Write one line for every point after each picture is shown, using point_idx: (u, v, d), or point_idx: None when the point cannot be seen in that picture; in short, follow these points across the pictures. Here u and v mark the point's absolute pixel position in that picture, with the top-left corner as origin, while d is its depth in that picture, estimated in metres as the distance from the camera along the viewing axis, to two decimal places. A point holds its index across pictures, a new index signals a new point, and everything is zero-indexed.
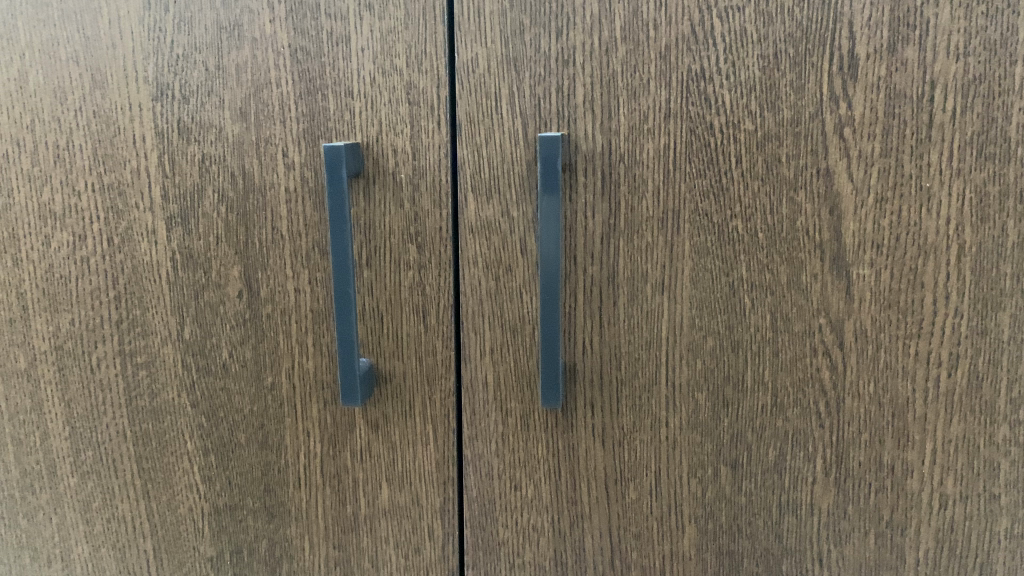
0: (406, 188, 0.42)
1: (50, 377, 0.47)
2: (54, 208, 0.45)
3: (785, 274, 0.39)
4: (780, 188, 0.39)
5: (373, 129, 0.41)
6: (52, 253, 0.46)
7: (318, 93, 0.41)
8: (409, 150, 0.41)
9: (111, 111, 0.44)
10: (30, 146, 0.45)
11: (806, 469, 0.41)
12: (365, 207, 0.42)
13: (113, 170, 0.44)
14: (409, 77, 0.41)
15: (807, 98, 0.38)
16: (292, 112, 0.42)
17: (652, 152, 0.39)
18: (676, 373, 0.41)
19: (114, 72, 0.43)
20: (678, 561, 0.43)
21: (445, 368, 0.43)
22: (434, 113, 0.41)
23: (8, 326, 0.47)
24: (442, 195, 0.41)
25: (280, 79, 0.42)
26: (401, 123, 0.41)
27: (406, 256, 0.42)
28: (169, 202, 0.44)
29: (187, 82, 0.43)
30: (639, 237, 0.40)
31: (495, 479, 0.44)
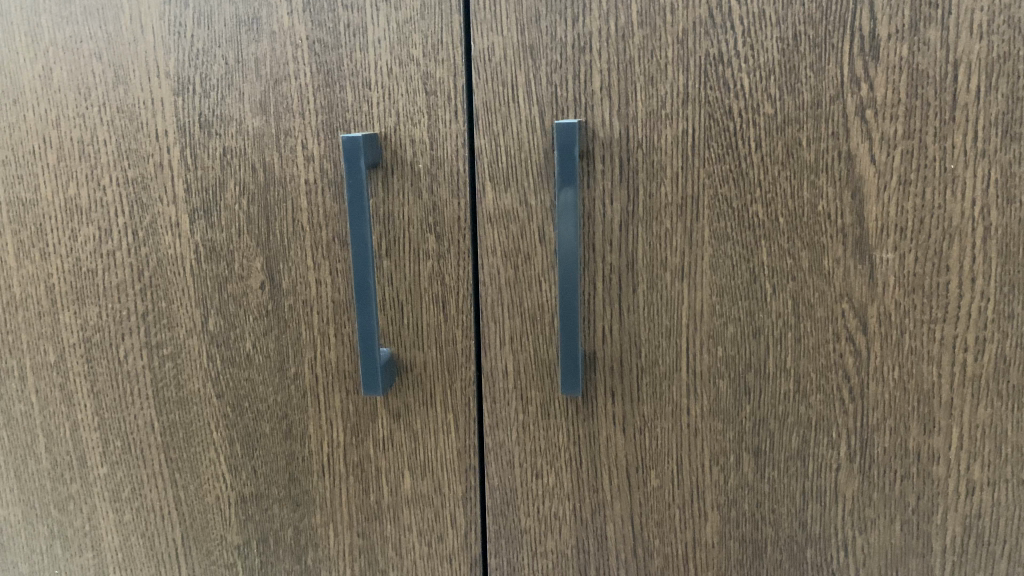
0: (424, 178, 0.42)
1: (79, 369, 0.48)
2: (80, 204, 0.46)
3: (806, 259, 0.39)
4: (801, 172, 0.38)
5: (391, 120, 0.42)
6: (79, 247, 0.47)
7: (336, 85, 0.42)
8: (427, 140, 0.41)
9: (134, 106, 0.44)
10: (57, 143, 0.46)
11: (830, 456, 0.41)
12: (384, 197, 0.42)
13: (136, 164, 0.45)
14: (426, 67, 0.41)
15: (828, 81, 0.37)
16: (311, 105, 0.42)
17: (670, 137, 0.39)
18: (697, 360, 0.41)
19: (136, 68, 0.44)
20: (700, 549, 0.43)
21: (464, 357, 0.43)
22: (451, 103, 0.41)
23: (37, 320, 0.48)
24: (460, 184, 0.41)
25: (298, 72, 0.42)
26: (419, 113, 0.41)
27: (425, 246, 0.42)
28: (192, 195, 0.45)
29: (208, 76, 0.43)
30: (657, 223, 0.40)
31: (517, 467, 0.44)
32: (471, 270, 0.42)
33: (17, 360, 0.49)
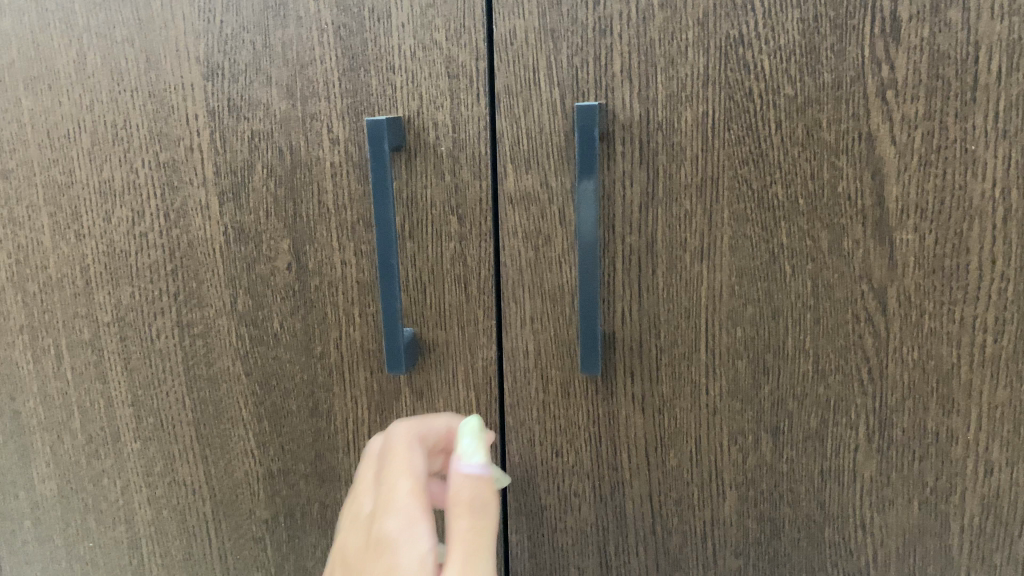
0: (447, 160, 0.43)
1: (113, 347, 0.50)
2: (114, 187, 0.47)
3: (826, 240, 0.39)
4: (821, 153, 0.39)
5: (414, 104, 0.42)
6: (113, 229, 0.48)
7: (361, 69, 0.43)
8: (450, 123, 0.42)
9: (164, 91, 0.45)
10: (92, 126, 0.47)
11: (849, 436, 0.41)
12: (408, 180, 0.43)
13: (167, 147, 0.46)
14: (449, 50, 0.41)
15: (849, 62, 0.38)
16: (337, 89, 0.43)
17: (690, 119, 0.40)
18: (716, 340, 0.41)
19: (167, 53, 0.45)
20: (719, 528, 0.44)
21: (486, 337, 0.44)
22: (473, 86, 0.41)
23: (72, 299, 0.50)
24: (482, 166, 0.42)
25: (323, 56, 0.43)
26: (442, 97, 0.42)
27: (448, 228, 0.43)
28: (222, 177, 0.46)
29: (236, 61, 0.44)
30: (677, 205, 0.41)
31: (538, 446, 0.45)
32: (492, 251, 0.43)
33: (53, 339, 0.50)
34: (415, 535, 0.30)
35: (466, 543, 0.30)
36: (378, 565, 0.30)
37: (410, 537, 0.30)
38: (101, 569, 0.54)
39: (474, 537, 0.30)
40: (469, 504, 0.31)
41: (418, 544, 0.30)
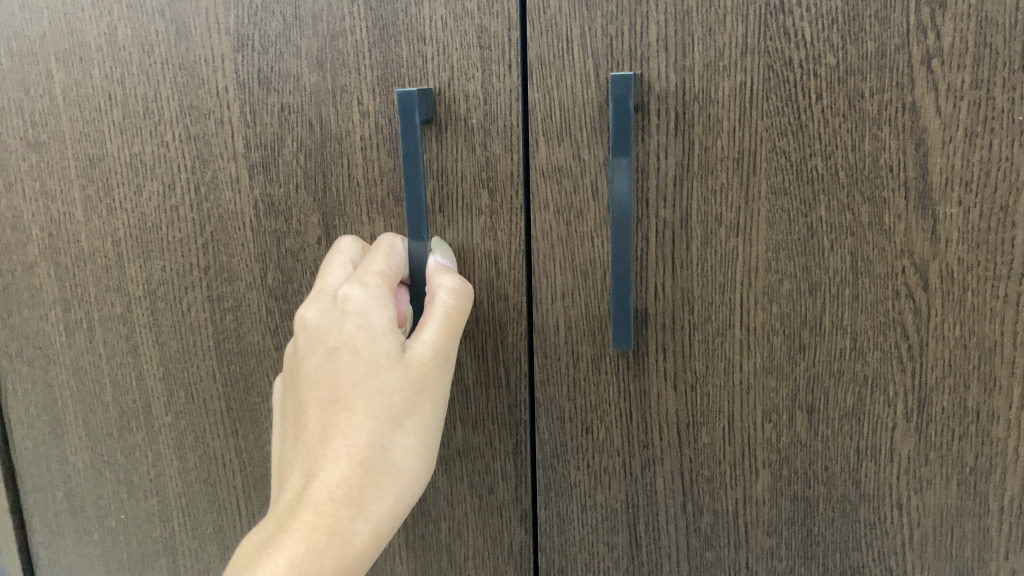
0: (477, 134, 0.42)
1: (144, 321, 0.50)
2: (145, 161, 0.47)
3: (866, 214, 0.38)
4: (863, 125, 0.38)
5: (445, 75, 0.42)
6: (144, 203, 0.48)
7: (392, 40, 0.42)
8: (481, 95, 0.42)
9: (195, 63, 0.45)
10: (123, 100, 0.47)
11: (886, 415, 0.40)
12: (439, 153, 0.43)
13: (198, 120, 0.46)
14: (481, 20, 0.41)
15: (893, 30, 0.36)
16: (367, 61, 0.43)
17: (728, 90, 0.39)
18: (751, 316, 0.41)
19: (197, 24, 0.45)
20: (751, 506, 0.43)
21: (515, 313, 0.44)
22: (506, 56, 0.41)
23: (104, 273, 0.50)
24: (514, 139, 0.42)
25: (354, 27, 0.42)
26: (473, 68, 0.41)
27: (478, 202, 0.43)
28: (252, 151, 0.45)
29: (266, 33, 0.44)
30: (713, 178, 0.40)
31: (567, 422, 0.44)
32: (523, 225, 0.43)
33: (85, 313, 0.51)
34: (379, 306, 0.38)
35: (437, 315, 0.39)
36: (351, 325, 0.38)
37: (377, 308, 0.38)
38: (134, 539, 0.55)
39: (446, 311, 0.39)
40: (447, 289, 0.40)
41: (385, 314, 0.38)
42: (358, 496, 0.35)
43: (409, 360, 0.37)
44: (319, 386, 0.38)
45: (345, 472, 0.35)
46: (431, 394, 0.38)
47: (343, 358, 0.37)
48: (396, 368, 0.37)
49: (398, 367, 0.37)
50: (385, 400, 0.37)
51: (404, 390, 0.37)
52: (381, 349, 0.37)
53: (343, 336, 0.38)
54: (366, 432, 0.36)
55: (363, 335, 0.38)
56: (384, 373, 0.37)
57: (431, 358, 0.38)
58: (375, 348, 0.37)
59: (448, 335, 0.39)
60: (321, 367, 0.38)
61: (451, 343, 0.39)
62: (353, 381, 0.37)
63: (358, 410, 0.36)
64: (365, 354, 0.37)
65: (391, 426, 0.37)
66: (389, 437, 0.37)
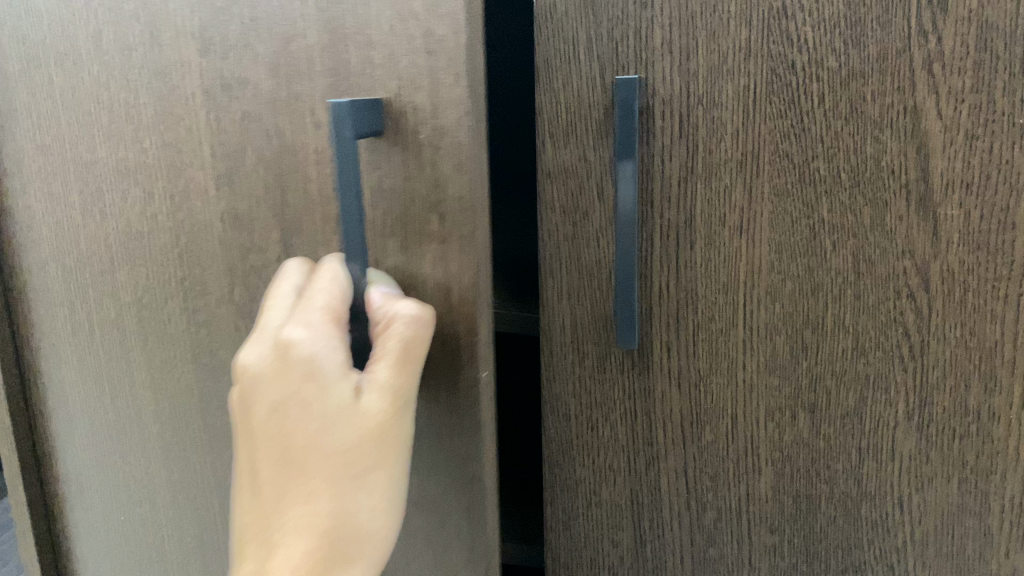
0: (427, 149, 0.38)
1: (133, 328, 0.51)
2: (139, 164, 0.48)
3: (868, 215, 0.39)
4: (865, 128, 0.38)
5: (393, 84, 0.38)
6: (130, 209, 0.49)
7: (341, 45, 0.39)
8: (428, 107, 0.38)
9: (168, 68, 0.44)
10: (117, 103, 0.47)
11: (888, 414, 0.41)
12: (389, 171, 0.39)
13: (172, 126, 0.46)
14: (427, 24, 0.36)
15: (894, 34, 0.37)
16: (319, 67, 0.39)
17: (732, 93, 0.39)
18: (754, 316, 0.41)
19: (166, 28, 0.44)
20: (754, 504, 0.44)
21: (470, 356, 0.41)
22: (453, 65, 0.36)
23: (99, 276, 0.52)
24: (463, 157, 0.38)
25: (306, 31, 0.39)
26: (420, 77, 0.37)
27: (429, 226, 0.39)
28: (218, 159, 0.44)
29: (226, 37, 0.42)
30: (717, 179, 0.40)
31: (572, 419, 0.45)
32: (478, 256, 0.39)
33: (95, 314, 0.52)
34: (329, 354, 0.37)
35: (392, 356, 0.38)
36: (302, 377, 0.37)
37: (328, 357, 0.37)
38: (131, 541, 0.57)
39: (402, 345, 0.38)
40: (405, 320, 0.38)
41: (337, 363, 0.38)
42: (327, 554, 0.38)
43: (366, 411, 0.38)
44: (274, 443, 0.38)
45: (315, 530, 0.38)
46: (393, 439, 0.39)
47: (297, 415, 0.37)
48: (350, 425, 0.38)
49: (356, 423, 0.38)
50: (342, 457, 0.38)
51: (364, 447, 0.38)
52: (336, 403, 0.37)
53: (293, 390, 0.37)
54: (327, 494, 0.38)
55: (316, 389, 0.37)
56: (342, 431, 0.38)
57: (389, 405, 0.38)
58: (327, 405, 0.37)
59: (406, 374, 0.38)
60: (273, 423, 0.38)
61: (412, 377, 0.39)
62: (311, 441, 0.38)
63: (318, 473, 0.38)
64: (316, 411, 0.37)
65: (354, 482, 0.38)
66: (353, 492, 0.38)
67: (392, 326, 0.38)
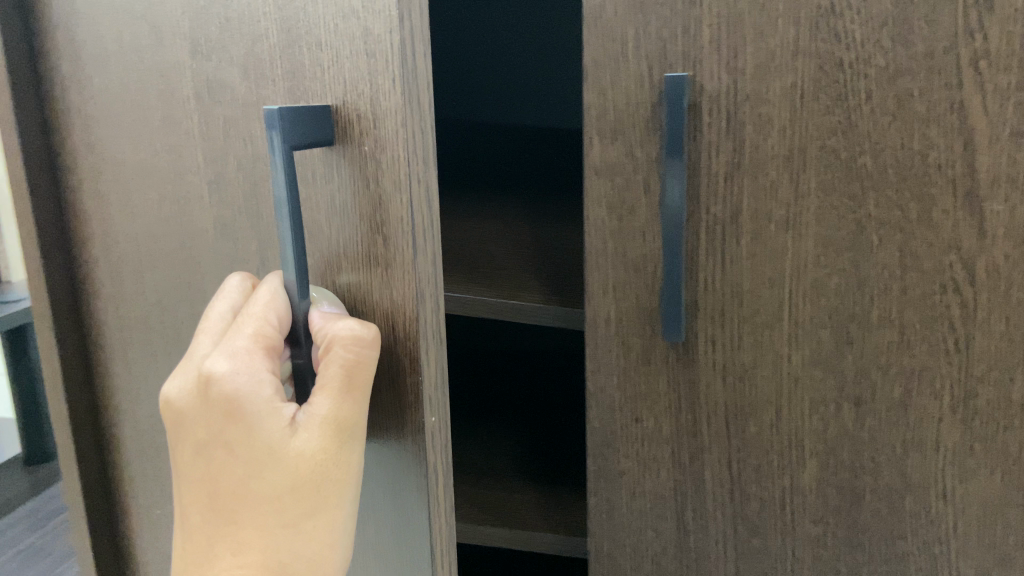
0: (370, 163, 0.34)
1: (142, 333, 0.52)
2: (154, 165, 0.47)
3: (914, 210, 0.39)
4: (912, 124, 0.39)
5: (338, 91, 0.34)
6: (137, 212, 0.49)
7: (296, 46, 0.36)
8: (370, 116, 0.33)
9: (165, 69, 0.44)
10: (133, 103, 0.47)
11: (932, 407, 0.41)
12: (336, 187, 0.35)
13: (170, 128, 0.45)
14: (366, 22, 0.32)
15: (941, 32, 0.37)
16: (278, 71, 0.37)
17: (779, 90, 0.40)
18: (799, 310, 0.42)
19: (163, 29, 0.43)
20: (797, 496, 0.44)
21: (414, 397, 0.35)
22: (390, 69, 0.32)
23: (110, 279, 0.52)
24: (403, 175, 0.33)
25: (268, 31, 0.37)
26: (362, 82, 0.33)
27: (373, 250, 0.34)
28: (208, 163, 0.44)
29: (209, 38, 0.41)
30: (763, 175, 0.41)
31: (617, 411, 0.46)
32: (424, 281, 0.35)
33: (119, 325, 0.53)
34: (256, 390, 0.35)
35: (328, 390, 0.35)
36: (231, 412, 0.36)
37: (254, 393, 0.35)
38: (158, 549, 0.56)
39: (341, 375, 0.35)
40: (341, 348, 0.34)
41: (265, 399, 0.36)
42: None
43: (298, 452, 0.36)
44: (210, 476, 0.37)
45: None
46: (333, 481, 0.37)
47: (229, 450, 0.37)
48: (281, 468, 0.36)
49: (287, 463, 0.36)
50: (278, 497, 0.37)
51: (296, 489, 0.37)
52: (265, 441, 0.36)
53: (223, 423, 0.36)
54: (260, 533, 0.37)
55: (243, 426, 0.36)
56: (273, 471, 0.36)
57: (321, 445, 0.36)
58: (254, 446, 0.36)
59: (346, 409, 0.36)
60: (208, 455, 0.37)
61: (357, 407, 0.36)
62: (243, 478, 0.37)
63: (250, 512, 0.37)
64: (246, 449, 0.36)
65: (287, 523, 0.37)
66: (288, 532, 0.37)
67: (330, 354, 0.34)
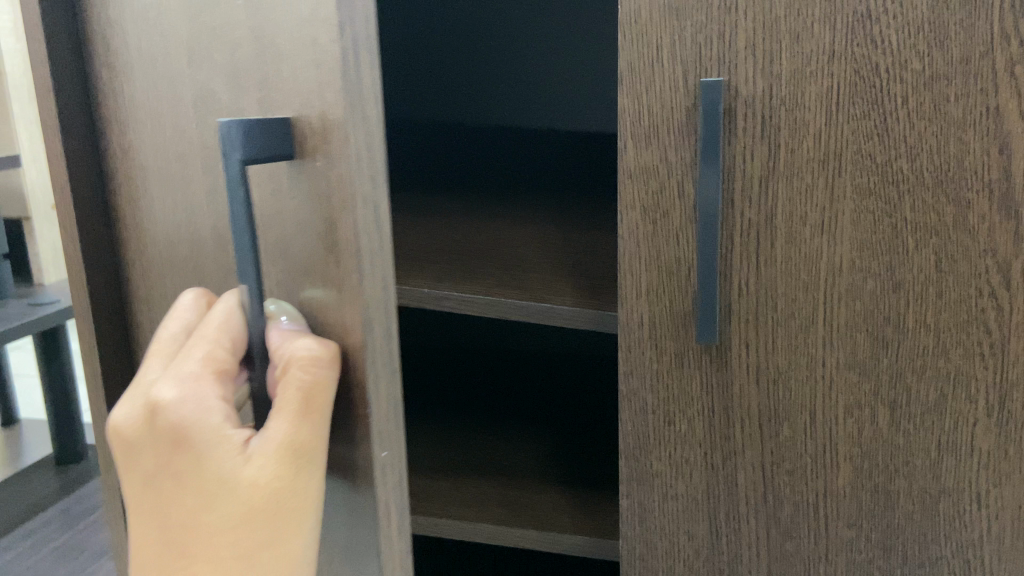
0: (324, 180, 0.37)
1: None
2: (170, 176, 0.48)
3: (950, 214, 0.40)
4: (948, 128, 0.39)
5: (298, 110, 0.37)
6: (161, 222, 0.50)
7: (265, 66, 0.38)
8: (321, 135, 0.36)
9: (176, 85, 0.45)
10: (155, 110, 0.47)
11: (968, 411, 0.42)
12: (301, 203, 0.38)
13: (183, 142, 0.46)
14: (317, 45, 0.35)
15: (978, 37, 0.38)
16: (251, 88, 0.39)
17: (814, 94, 0.40)
18: (833, 313, 0.42)
19: (172, 45, 0.44)
20: (831, 499, 0.45)
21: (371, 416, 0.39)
22: (335, 92, 0.35)
23: (147, 285, 0.54)
24: (347, 196, 0.36)
25: (242, 49, 0.39)
26: (315, 102, 0.36)
27: (328, 267, 0.38)
28: (211, 178, 0.45)
29: (204, 57, 0.42)
30: (798, 178, 0.41)
31: (650, 413, 0.46)
32: (376, 292, 0.37)
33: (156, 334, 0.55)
34: (206, 420, 0.38)
35: (281, 414, 0.38)
36: (184, 443, 0.38)
37: (205, 424, 0.38)
38: None
39: (294, 400, 0.38)
40: (296, 370, 0.37)
41: (216, 429, 0.38)
42: None
43: (251, 480, 0.38)
44: (166, 507, 0.40)
45: None
46: (288, 506, 0.39)
47: (182, 482, 0.39)
48: (232, 497, 0.38)
49: (239, 494, 0.38)
50: (231, 526, 0.39)
51: (247, 517, 0.39)
52: (218, 471, 0.38)
53: (175, 455, 0.38)
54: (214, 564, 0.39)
55: (196, 456, 0.38)
56: (226, 501, 0.39)
57: (273, 471, 0.38)
58: (204, 474, 0.38)
59: (298, 435, 0.38)
60: (163, 488, 0.39)
61: (313, 429, 0.39)
62: (196, 510, 0.39)
63: (201, 544, 0.39)
64: (200, 479, 0.38)
65: (240, 552, 0.39)
66: (243, 561, 0.40)
67: (287, 376, 0.37)
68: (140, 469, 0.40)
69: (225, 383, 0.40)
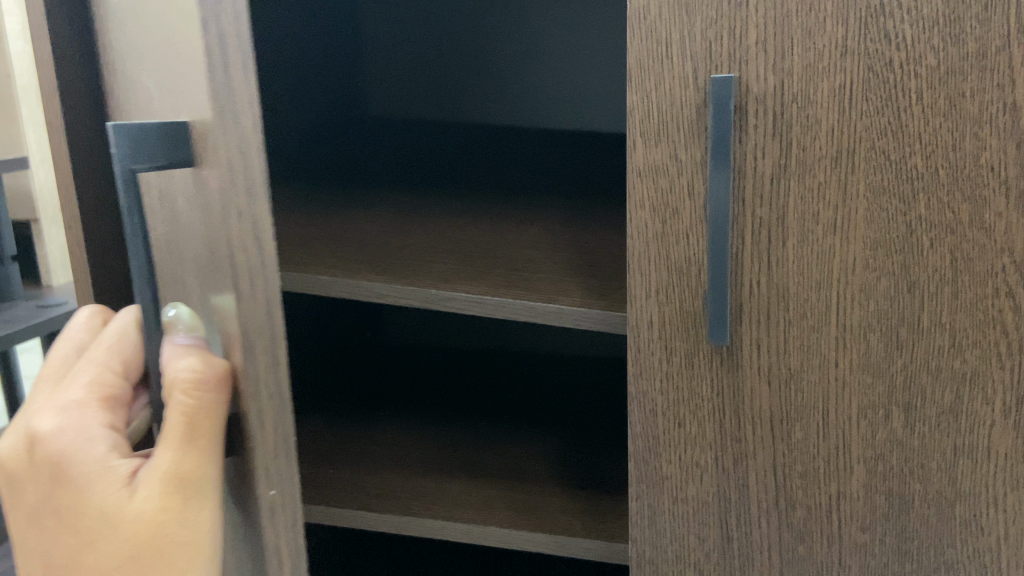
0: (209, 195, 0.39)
1: None
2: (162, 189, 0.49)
3: (966, 212, 0.39)
4: (964, 124, 0.39)
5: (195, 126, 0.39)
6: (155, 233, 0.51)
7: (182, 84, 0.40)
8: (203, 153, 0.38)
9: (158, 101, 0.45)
10: (158, 115, 0.47)
11: (985, 413, 0.41)
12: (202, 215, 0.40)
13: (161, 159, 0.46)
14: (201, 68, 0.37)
15: (994, 31, 0.37)
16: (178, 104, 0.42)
17: (827, 90, 0.39)
18: (847, 313, 0.42)
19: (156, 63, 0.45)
20: (845, 503, 0.44)
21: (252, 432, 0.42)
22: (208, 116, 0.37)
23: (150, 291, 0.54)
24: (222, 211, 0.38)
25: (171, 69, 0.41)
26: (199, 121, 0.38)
27: (218, 277, 0.41)
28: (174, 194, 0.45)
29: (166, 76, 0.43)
30: (811, 176, 0.40)
31: (659, 415, 0.45)
32: (251, 294, 0.39)
33: None
34: (82, 448, 0.42)
35: (167, 439, 0.41)
36: (66, 471, 0.42)
37: (84, 452, 0.42)
38: None
39: (179, 422, 0.40)
40: (182, 389, 0.40)
41: (96, 458, 0.42)
42: None
43: (134, 507, 0.41)
44: (60, 539, 0.43)
45: None
46: (173, 537, 0.42)
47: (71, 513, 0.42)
48: (120, 528, 0.42)
49: (125, 521, 0.41)
50: (120, 556, 0.42)
51: (134, 544, 0.42)
52: (103, 501, 0.41)
53: (61, 485, 0.42)
54: None
55: (81, 485, 0.42)
56: (115, 529, 0.42)
57: (154, 497, 0.41)
58: (87, 506, 0.42)
59: (181, 461, 0.41)
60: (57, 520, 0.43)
61: (196, 458, 0.41)
62: (88, 540, 0.42)
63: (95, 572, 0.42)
64: (88, 508, 0.42)
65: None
66: None
67: (172, 401, 0.40)
68: (30, 503, 0.44)
69: (108, 410, 0.44)
